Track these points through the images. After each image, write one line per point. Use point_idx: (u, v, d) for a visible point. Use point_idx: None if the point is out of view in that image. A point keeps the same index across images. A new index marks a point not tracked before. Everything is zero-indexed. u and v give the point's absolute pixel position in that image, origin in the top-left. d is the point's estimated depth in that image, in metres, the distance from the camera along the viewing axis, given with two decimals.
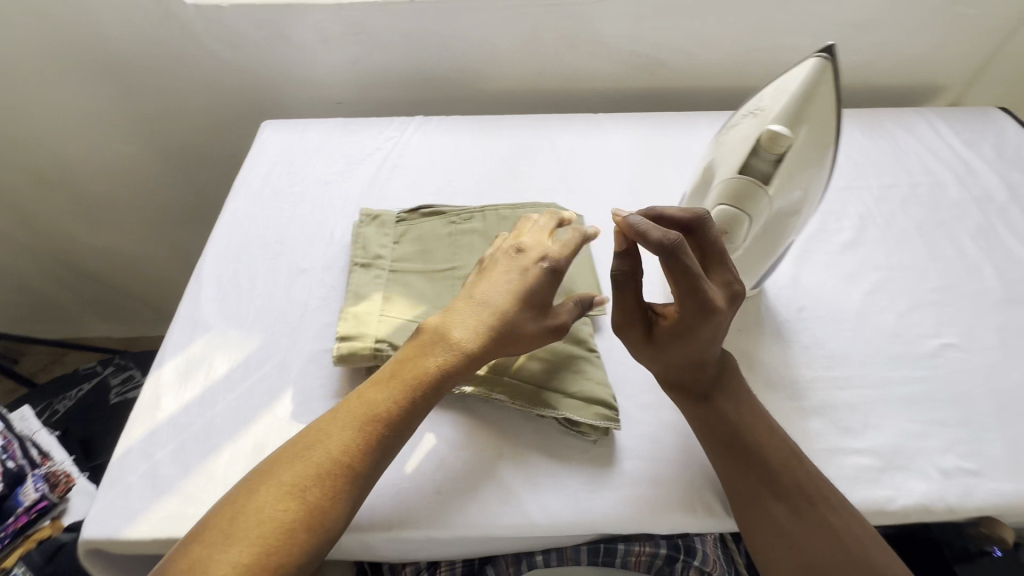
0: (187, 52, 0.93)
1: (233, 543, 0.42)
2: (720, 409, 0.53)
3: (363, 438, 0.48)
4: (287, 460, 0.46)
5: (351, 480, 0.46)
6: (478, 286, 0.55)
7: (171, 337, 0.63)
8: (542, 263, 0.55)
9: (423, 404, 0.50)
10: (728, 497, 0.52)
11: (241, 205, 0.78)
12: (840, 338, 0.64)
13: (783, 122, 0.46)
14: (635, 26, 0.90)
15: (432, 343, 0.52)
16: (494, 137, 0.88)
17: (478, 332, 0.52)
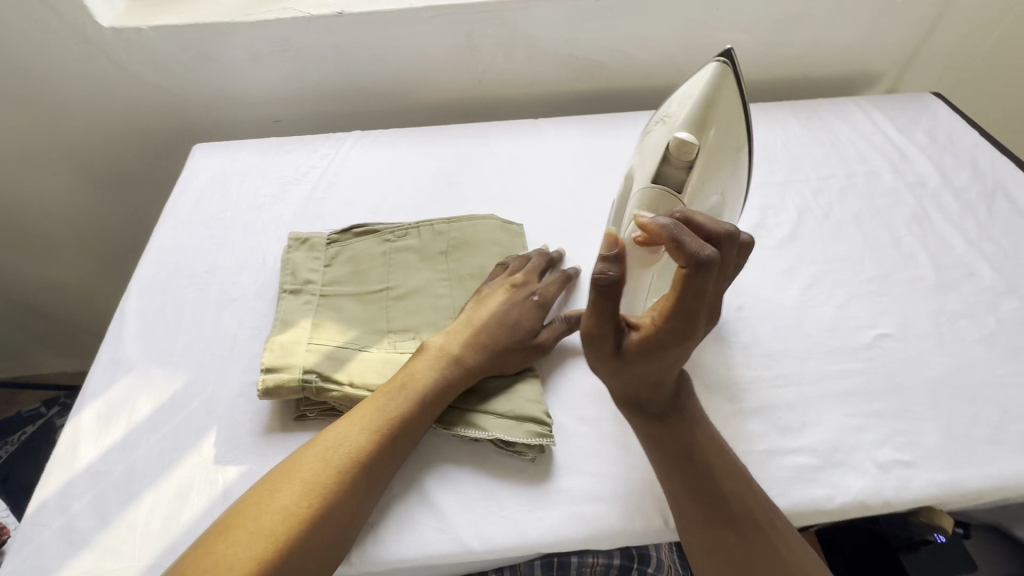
0: (110, 77, 0.89)
1: (255, 538, 0.43)
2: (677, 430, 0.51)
3: (375, 451, 0.50)
4: (307, 461, 0.48)
5: (365, 485, 0.49)
6: (481, 310, 0.60)
7: (92, 379, 0.60)
8: (532, 296, 0.62)
9: (429, 417, 0.53)
10: (676, 521, 0.50)
11: (169, 234, 0.75)
12: (778, 336, 0.64)
13: (690, 129, 0.47)
14: (570, 29, 0.89)
15: (439, 361, 0.56)
16: (433, 148, 0.86)
17: (478, 351, 0.57)
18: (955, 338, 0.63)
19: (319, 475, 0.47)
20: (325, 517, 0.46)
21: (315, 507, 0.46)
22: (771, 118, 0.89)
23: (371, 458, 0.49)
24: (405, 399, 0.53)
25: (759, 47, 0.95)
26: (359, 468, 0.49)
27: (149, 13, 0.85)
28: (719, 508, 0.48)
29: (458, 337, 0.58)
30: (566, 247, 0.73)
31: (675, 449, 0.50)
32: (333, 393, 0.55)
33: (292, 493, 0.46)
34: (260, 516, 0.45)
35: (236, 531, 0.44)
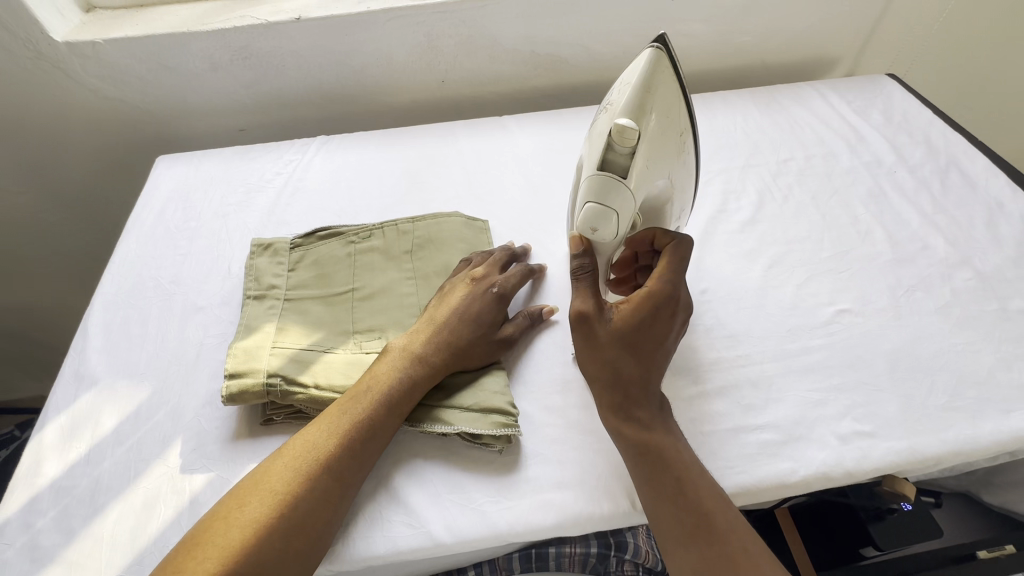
0: (67, 93, 0.89)
1: (217, 550, 0.44)
2: (652, 438, 0.50)
3: (338, 453, 0.50)
4: (271, 470, 0.49)
5: (329, 489, 0.49)
6: (442, 308, 0.61)
7: (55, 395, 0.60)
8: (492, 288, 0.62)
9: (394, 416, 0.53)
10: (660, 540, 0.48)
11: (133, 247, 0.74)
12: (741, 317, 0.65)
13: (628, 115, 0.48)
14: (529, 26, 0.90)
15: (402, 361, 0.56)
16: (398, 149, 0.86)
17: (439, 348, 0.57)
18: (912, 310, 0.64)
19: (286, 483, 0.48)
20: (295, 524, 0.46)
21: (284, 515, 0.46)
22: (732, 105, 0.91)
23: (339, 462, 0.50)
24: (371, 402, 0.53)
25: (717, 36, 0.96)
26: (326, 474, 0.49)
27: (104, 27, 0.85)
28: (691, 520, 0.47)
29: (420, 336, 0.58)
30: (532, 240, 0.74)
31: (650, 456, 0.49)
32: (299, 396, 0.55)
33: (261, 505, 0.46)
34: (229, 530, 0.45)
35: (205, 546, 0.45)
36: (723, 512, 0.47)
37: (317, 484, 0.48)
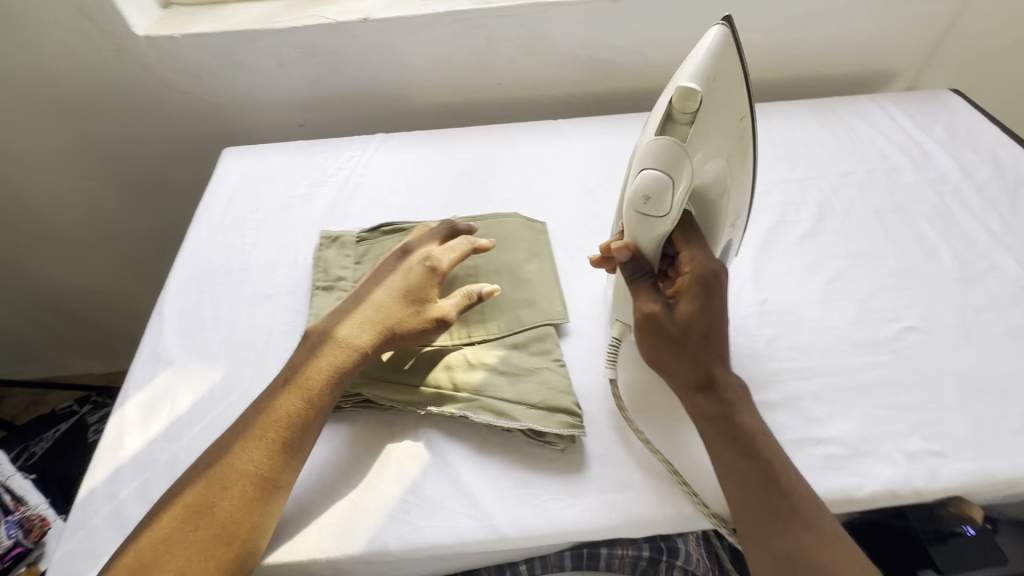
0: (142, 84, 0.93)
1: (161, 544, 0.47)
2: (740, 425, 0.51)
3: (258, 441, 0.52)
4: (207, 464, 0.51)
5: (261, 474, 0.50)
6: (370, 288, 0.62)
7: (134, 372, 0.63)
8: (419, 262, 0.63)
9: (316, 399, 0.54)
10: (744, 521, 0.48)
11: (203, 234, 0.77)
12: (802, 329, 0.64)
13: (697, 81, 0.48)
14: (589, 32, 0.91)
15: (321, 349, 0.57)
16: (455, 149, 0.88)
17: (360, 329, 0.58)
18: (981, 330, 0.63)
19: (217, 476, 0.50)
20: (229, 511, 0.48)
21: (218, 504, 0.49)
22: (790, 116, 0.90)
23: (252, 449, 0.52)
24: (290, 383, 0.56)
25: (776, 46, 0.95)
26: (249, 458, 0.51)
27: (181, 22, 0.88)
28: (778, 501, 0.47)
29: (338, 318, 0.60)
30: (590, 243, 0.75)
31: (740, 441, 0.50)
32: (366, 383, 0.58)
33: (197, 497, 0.49)
34: (180, 520, 0.48)
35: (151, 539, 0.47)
36: (813, 506, 0.47)
37: (248, 471, 0.50)
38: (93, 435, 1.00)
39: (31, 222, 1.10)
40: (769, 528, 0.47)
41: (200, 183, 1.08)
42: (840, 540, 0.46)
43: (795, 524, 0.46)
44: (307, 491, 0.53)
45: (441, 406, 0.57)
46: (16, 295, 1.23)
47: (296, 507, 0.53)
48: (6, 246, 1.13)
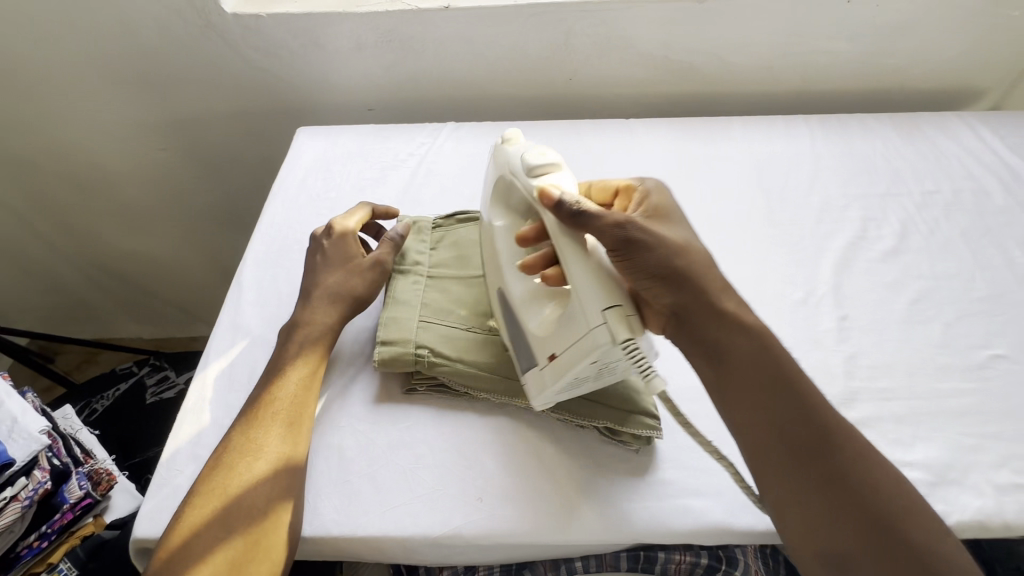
0: (224, 61, 0.95)
1: (200, 527, 0.46)
2: (737, 335, 0.50)
3: (265, 408, 0.53)
4: (223, 448, 0.51)
5: (280, 432, 0.52)
6: (316, 276, 0.62)
7: (215, 339, 0.64)
8: (323, 235, 0.65)
9: (305, 359, 0.57)
10: (773, 451, 0.46)
11: (279, 210, 0.79)
12: (884, 348, 0.63)
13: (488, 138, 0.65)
14: (668, 32, 0.89)
15: (293, 324, 0.59)
16: (526, 142, 0.87)
17: (319, 298, 0.61)
18: None
19: (236, 450, 0.51)
20: (262, 471, 0.49)
21: (249, 470, 0.49)
22: (871, 130, 0.88)
23: (280, 422, 0.52)
24: (283, 358, 0.57)
25: (860, 57, 0.93)
26: (278, 433, 0.52)
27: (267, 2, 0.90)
28: (803, 430, 0.46)
29: (307, 301, 0.61)
30: None
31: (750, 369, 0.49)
32: (446, 369, 0.58)
33: (247, 488, 0.48)
34: (239, 518, 0.47)
35: (190, 527, 0.47)
36: (830, 416, 0.47)
37: (266, 433, 0.52)
38: (151, 397, 1.03)
39: (104, 187, 1.14)
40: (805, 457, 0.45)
41: (266, 160, 1.11)
42: (863, 447, 0.46)
43: (824, 443, 0.45)
44: (383, 469, 0.54)
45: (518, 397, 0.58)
46: (82, 256, 1.28)
47: (371, 485, 0.53)
48: (79, 209, 1.18)
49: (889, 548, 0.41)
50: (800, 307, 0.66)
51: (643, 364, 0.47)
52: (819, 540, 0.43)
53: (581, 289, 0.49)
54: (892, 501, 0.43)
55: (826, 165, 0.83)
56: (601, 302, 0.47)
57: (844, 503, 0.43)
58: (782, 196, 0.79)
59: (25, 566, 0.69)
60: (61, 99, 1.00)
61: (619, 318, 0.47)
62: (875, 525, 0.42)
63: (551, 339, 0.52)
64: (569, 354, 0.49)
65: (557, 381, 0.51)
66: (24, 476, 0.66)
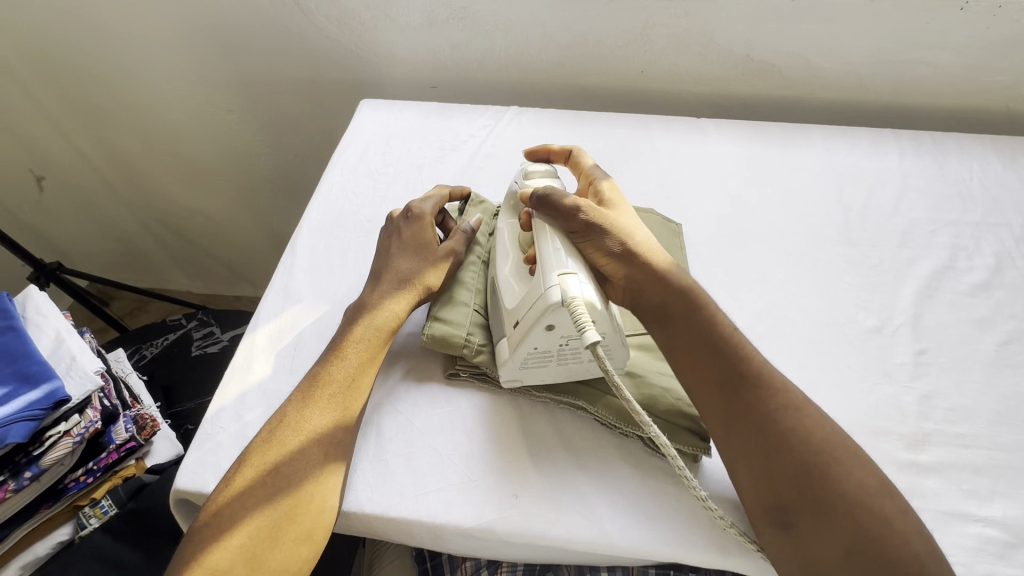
0: (297, 27, 0.95)
1: (241, 494, 0.47)
2: (679, 295, 0.54)
3: (322, 385, 0.53)
4: (275, 418, 0.52)
5: (332, 413, 0.51)
6: (388, 258, 0.62)
7: (266, 302, 0.65)
8: (402, 216, 0.64)
9: (368, 342, 0.56)
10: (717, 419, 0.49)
11: (337, 180, 0.79)
12: (965, 391, 0.58)
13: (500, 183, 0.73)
14: (755, 28, 0.84)
15: (359, 303, 0.59)
16: (591, 133, 0.84)
17: (389, 282, 0.60)
18: None
19: (288, 423, 0.51)
20: (307, 449, 0.49)
21: (296, 445, 0.49)
22: (969, 151, 0.80)
23: (333, 404, 0.52)
24: (346, 336, 0.56)
25: (964, 70, 0.85)
26: (331, 414, 0.51)
27: None
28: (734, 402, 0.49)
29: (376, 284, 0.60)
30: (725, 254, 0.70)
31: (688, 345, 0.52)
32: (493, 360, 0.58)
33: (296, 467, 0.48)
34: (283, 496, 0.47)
35: (233, 491, 0.47)
36: (765, 369, 0.50)
37: (317, 411, 0.51)
38: (196, 350, 1.06)
39: (170, 142, 1.17)
40: (747, 426, 0.48)
41: (326, 130, 1.12)
42: (798, 400, 0.48)
43: (755, 396, 0.48)
44: (420, 452, 0.53)
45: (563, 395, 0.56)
46: (143, 207, 1.32)
47: (406, 466, 0.53)
48: (145, 161, 1.22)
49: (817, 497, 0.43)
50: (874, 335, 0.62)
51: (580, 319, 0.47)
52: (759, 494, 0.46)
53: (546, 258, 0.53)
54: (824, 452, 0.45)
55: (914, 185, 0.77)
56: (561, 269, 0.51)
57: (777, 454, 0.46)
58: (862, 215, 0.74)
59: (70, 498, 0.72)
60: (139, 53, 1.03)
61: (573, 282, 0.50)
62: (805, 473, 0.44)
63: (514, 311, 0.54)
64: (526, 317, 0.52)
65: (514, 346, 0.53)
66: (77, 413, 0.69)
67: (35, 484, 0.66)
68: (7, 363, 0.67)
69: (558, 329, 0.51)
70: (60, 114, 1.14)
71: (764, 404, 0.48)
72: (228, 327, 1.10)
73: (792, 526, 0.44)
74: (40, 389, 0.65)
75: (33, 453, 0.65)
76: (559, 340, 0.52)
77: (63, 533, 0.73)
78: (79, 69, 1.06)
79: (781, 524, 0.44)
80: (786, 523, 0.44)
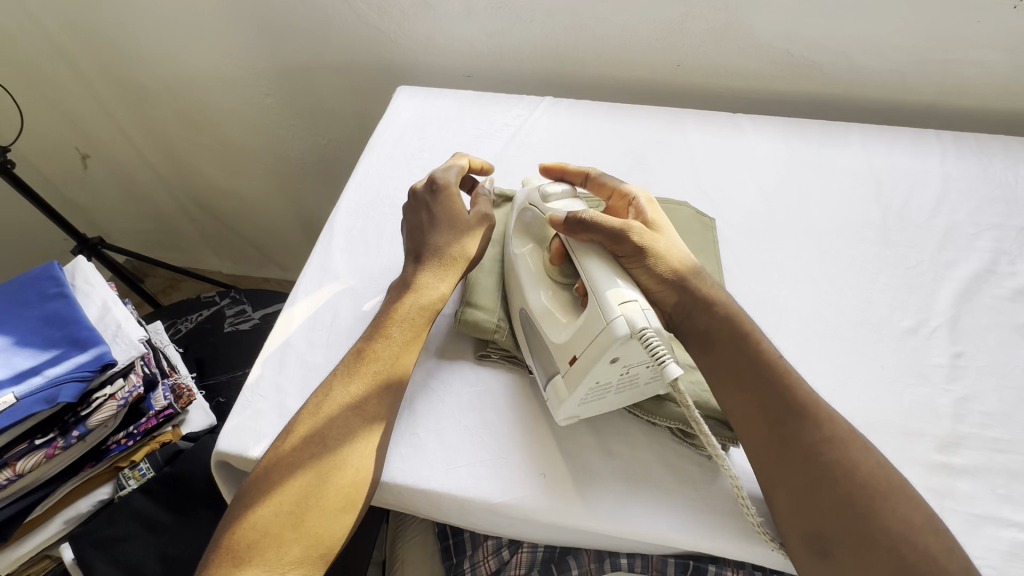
0: (338, 14, 0.97)
1: (285, 468, 0.49)
2: (724, 320, 0.54)
3: (362, 368, 0.54)
4: (316, 398, 0.53)
5: (373, 391, 0.53)
6: (423, 235, 0.62)
7: (304, 278, 0.67)
8: (429, 190, 0.64)
9: (411, 323, 0.57)
10: (763, 449, 0.49)
11: (374, 164, 0.80)
12: (1004, 396, 0.57)
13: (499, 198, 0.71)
14: (796, 24, 0.83)
15: (398, 289, 0.60)
16: (625, 125, 0.84)
17: (428, 263, 0.60)
18: None
19: (331, 402, 0.52)
20: (348, 428, 0.51)
21: (336, 423, 0.51)
22: (1015, 154, 0.78)
23: (376, 381, 0.53)
24: (388, 317, 0.57)
25: (1013, 71, 0.83)
26: (376, 393, 0.53)
27: None
28: (778, 434, 0.49)
29: (418, 263, 0.61)
30: (759, 249, 0.70)
31: (739, 374, 0.52)
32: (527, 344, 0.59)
33: (345, 442, 0.50)
34: (331, 468, 0.49)
35: (277, 464, 0.49)
36: (813, 404, 0.50)
37: (359, 391, 0.53)
38: (229, 327, 1.09)
39: (210, 124, 1.21)
40: (795, 455, 0.48)
41: (361, 117, 1.14)
42: (846, 433, 0.48)
43: (800, 428, 0.48)
44: (449, 429, 0.55)
45: None
46: (182, 188, 1.37)
47: (437, 440, 0.54)
48: (184, 142, 1.26)
49: (861, 529, 0.44)
50: (909, 337, 0.61)
51: (657, 351, 0.46)
52: (800, 520, 0.46)
53: (599, 286, 0.50)
54: (869, 484, 0.45)
55: (956, 187, 0.75)
56: (619, 300, 0.48)
57: (821, 486, 0.46)
58: (900, 215, 0.73)
59: (112, 459, 0.75)
60: (184, 36, 1.06)
61: (636, 310, 0.48)
62: (849, 505, 0.45)
63: (571, 343, 0.51)
64: (588, 355, 0.49)
65: (574, 386, 0.50)
66: (121, 377, 0.72)
67: (81, 442, 0.70)
68: (58, 327, 0.71)
69: (622, 359, 0.49)
70: (107, 94, 1.18)
71: (808, 437, 0.48)
72: (259, 306, 1.13)
73: (832, 556, 0.44)
74: (89, 352, 0.68)
75: (81, 413, 0.68)
76: (620, 369, 0.49)
77: (104, 492, 0.76)
78: (126, 50, 1.10)
79: (821, 552, 0.44)
80: (827, 551, 0.44)
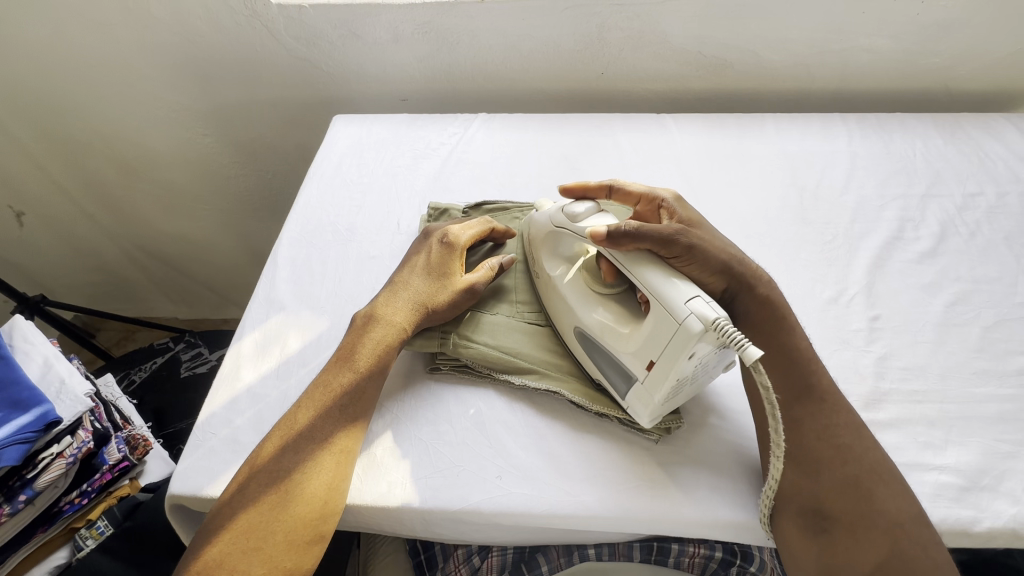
0: (268, 51, 0.99)
1: (242, 506, 0.48)
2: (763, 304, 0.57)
3: (324, 403, 0.54)
4: (277, 433, 0.53)
5: (335, 423, 0.53)
6: (407, 275, 0.64)
7: (250, 312, 0.67)
8: (440, 239, 0.66)
9: (376, 363, 0.57)
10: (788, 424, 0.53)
11: (315, 193, 0.81)
12: (918, 350, 0.61)
13: (468, 209, 0.75)
14: (703, 27, 0.89)
15: (364, 323, 0.60)
16: (558, 133, 0.88)
17: (402, 307, 0.61)
18: None
19: (292, 436, 0.52)
20: (309, 462, 0.51)
21: (297, 459, 0.51)
22: (911, 129, 0.86)
23: (344, 416, 0.54)
24: (354, 350, 0.58)
25: (900, 55, 0.91)
26: (339, 424, 0.53)
27: None
28: (799, 409, 0.53)
29: (390, 297, 0.62)
30: None
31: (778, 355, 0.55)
32: (470, 349, 0.60)
33: (309, 472, 0.50)
34: (298, 498, 0.49)
35: (234, 502, 0.49)
36: (833, 392, 0.54)
37: (318, 426, 0.53)
38: (186, 371, 1.07)
39: (149, 170, 1.19)
40: (811, 437, 0.51)
41: (302, 148, 1.14)
42: (857, 424, 0.52)
43: (822, 412, 0.52)
44: (407, 446, 0.55)
45: (538, 381, 0.59)
46: (125, 236, 1.33)
47: (394, 458, 0.55)
48: (124, 189, 1.23)
49: (859, 511, 0.47)
50: (830, 306, 0.65)
51: (734, 336, 0.46)
52: (800, 497, 0.49)
53: (661, 290, 0.50)
54: (874, 474, 0.49)
55: (863, 163, 0.82)
56: (683, 295, 0.49)
57: (828, 465, 0.49)
58: (814, 196, 0.78)
59: (66, 521, 0.73)
60: (113, 83, 1.05)
61: (704, 305, 0.48)
62: (852, 487, 0.48)
63: (642, 348, 0.51)
64: (666, 357, 0.49)
65: (659, 389, 0.51)
66: (69, 435, 0.70)
67: (30, 506, 0.67)
68: None
69: (698, 354, 0.49)
70: (37, 148, 1.16)
71: (824, 418, 0.52)
72: (215, 348, 1.11)
73: (827, 532, 0.47)
74: (30, 413, 0.65)
75: (28, 476, 0.65)
76: (695, 364, 0.50)
77: (61, 556, 0.73)
78: (53, 102, 1.08)
79: (816, 530, 0.48)
80: (822, 529, 0.48)
